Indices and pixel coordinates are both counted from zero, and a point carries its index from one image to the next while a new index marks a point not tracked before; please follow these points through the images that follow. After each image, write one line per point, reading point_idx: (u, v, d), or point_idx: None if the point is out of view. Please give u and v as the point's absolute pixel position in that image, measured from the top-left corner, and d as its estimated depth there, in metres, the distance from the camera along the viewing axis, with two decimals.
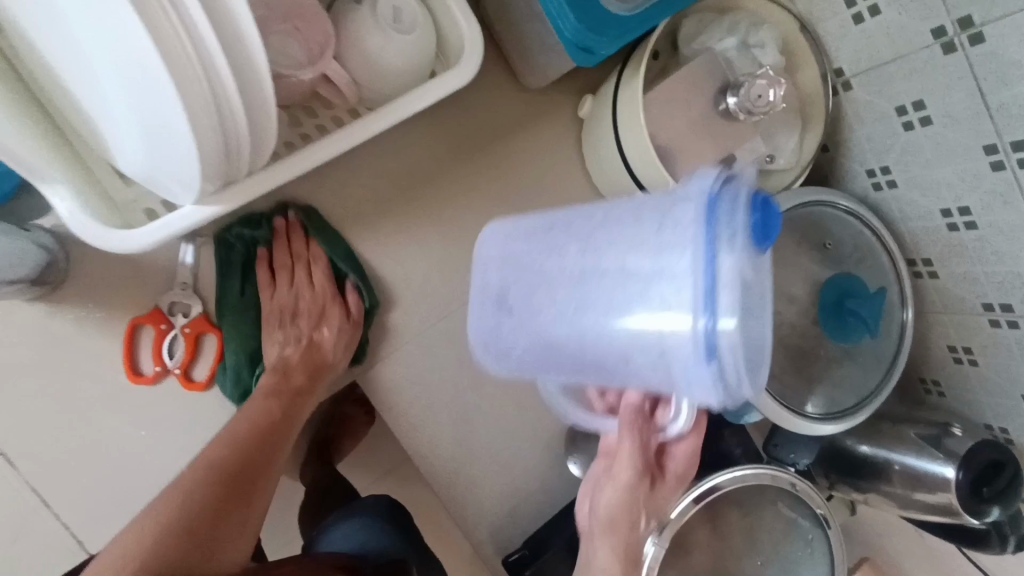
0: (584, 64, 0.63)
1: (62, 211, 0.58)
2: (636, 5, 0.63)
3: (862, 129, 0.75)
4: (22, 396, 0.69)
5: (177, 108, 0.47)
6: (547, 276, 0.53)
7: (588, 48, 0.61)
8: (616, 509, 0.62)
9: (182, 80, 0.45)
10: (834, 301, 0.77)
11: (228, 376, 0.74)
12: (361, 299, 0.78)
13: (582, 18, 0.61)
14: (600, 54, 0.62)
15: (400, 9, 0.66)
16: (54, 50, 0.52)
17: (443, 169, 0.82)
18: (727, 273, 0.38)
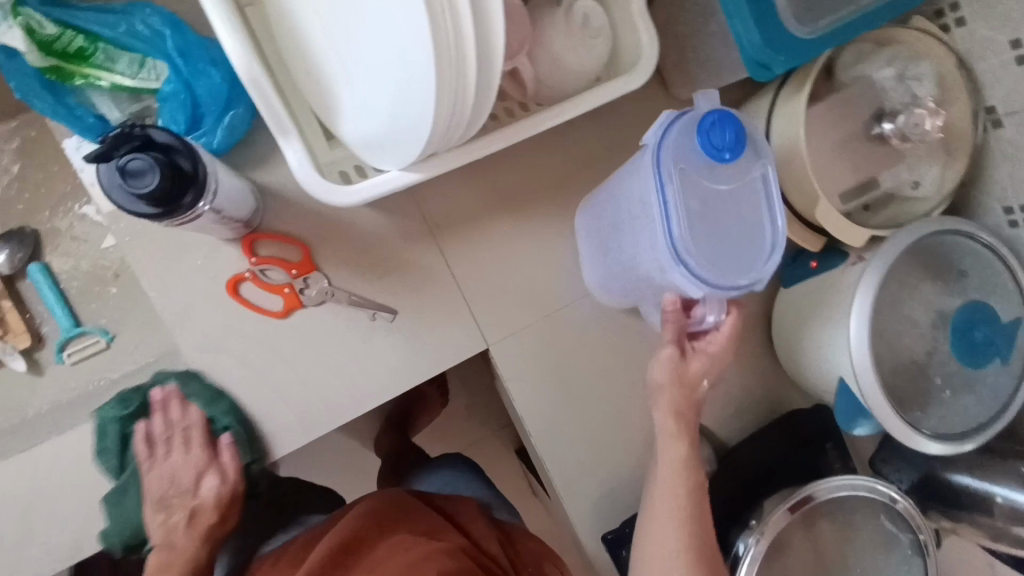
0: (758, 79, 0.68)
1: (291, 161, 0.65)
2: (816, 29, 0.68)
3: (1005, 167, 0.78)
4: (214, 323, 0.79)
5: (432, 87, 0.54)
6: (616, 222, 0.76)
7: (766, 64, 0.66)
8: (682, 460, 0.74)
9: (444, 56, 0.52)
10: (964, 324, 0.79)
11: (112, 539, 0.77)
12: (240, 456, 0.78)
13: (766, 35, 0.66)
14: (775, 71, 0.67)
15: (589, 15, 0.73)
16: (323, 25, 0.60)
17: (589, 165, 0.88)
18: (666, 193, 0.61)
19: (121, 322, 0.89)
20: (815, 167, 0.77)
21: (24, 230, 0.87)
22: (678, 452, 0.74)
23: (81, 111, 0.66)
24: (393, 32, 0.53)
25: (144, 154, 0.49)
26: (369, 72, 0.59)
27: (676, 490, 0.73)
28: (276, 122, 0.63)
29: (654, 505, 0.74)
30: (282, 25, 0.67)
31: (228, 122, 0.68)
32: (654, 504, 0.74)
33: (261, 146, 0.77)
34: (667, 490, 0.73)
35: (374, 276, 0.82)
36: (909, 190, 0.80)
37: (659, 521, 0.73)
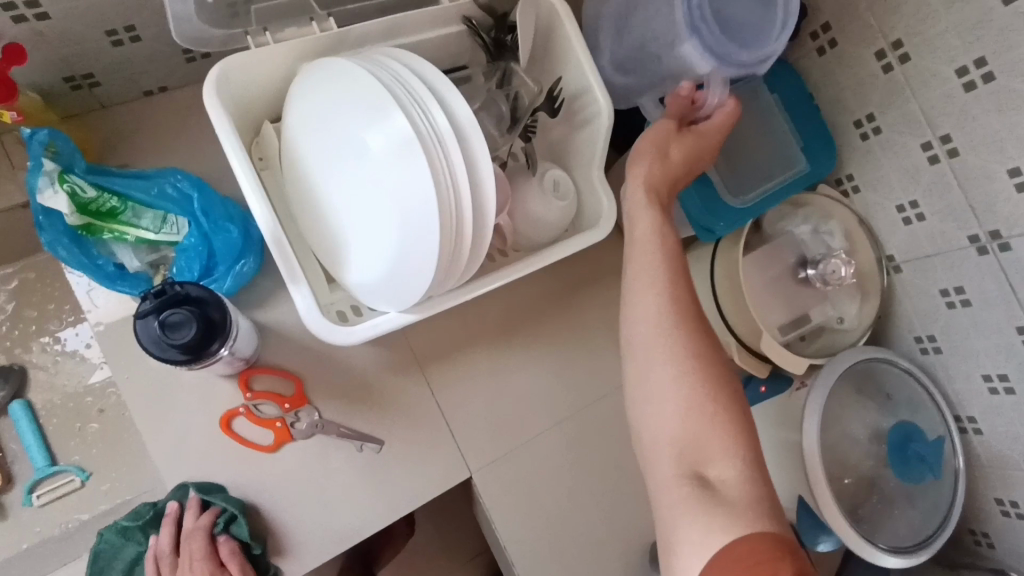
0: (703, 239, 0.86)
1: (301, 306, 0.71)
2: (748, 200, 0.87)
3: (909, 304, 0.93)
4: (207, 457, 0.81)
5: (435, 237, 0.64)
6: None
7: (709, 228, 0.86)
8: (655, 228, 0.71)
9: (443, 210, 0.64)
10: (899, 443, 0.89)
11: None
12: (231, 544, 0.76)
13: (707, 205, 0.86)
14: (717, 233, 0.86)
15: (559, 181, 0.87)
16: (333, 190, 0.70)
17: (563, 302, 0.99)
18: None
19: (100, 459, 0.88)
20: (754, 305, 0.89)
21: (11, 368, 0.87)
22: (650, 226, 0.72)
23: (102, 260, 0.73)
24: (400, 194, 0.64)
25: (183, 309, 0.55)
26: (376, 228, 0.68)
27: (652, 225, 0.71)
28: (290, 271, 0.69)
29: (629, 310, 0.70)
30: (294, 187, 0.76)
31: (239, 271, 0.76)
32: (631, 295, 0.70)
33: (263, 288, 0.84)
34: (647, 275, 0.70)
35: (363, 406, 0.87)
36: (836, 323, 0.94)
37: (633, 315, 0.69)
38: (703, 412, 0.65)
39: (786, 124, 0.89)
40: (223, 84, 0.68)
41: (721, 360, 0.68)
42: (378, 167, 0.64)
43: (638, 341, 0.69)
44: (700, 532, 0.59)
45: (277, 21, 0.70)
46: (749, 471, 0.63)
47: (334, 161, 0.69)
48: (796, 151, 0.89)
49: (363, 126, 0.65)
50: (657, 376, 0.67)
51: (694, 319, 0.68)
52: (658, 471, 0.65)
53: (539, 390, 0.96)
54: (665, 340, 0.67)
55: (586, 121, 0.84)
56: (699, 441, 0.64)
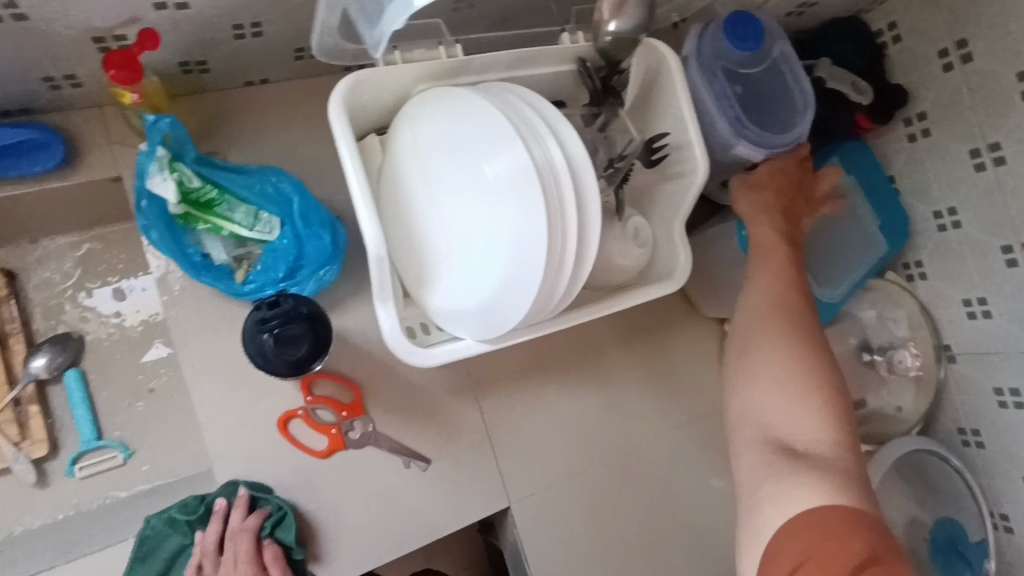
0: None
1: (385, 324, 0.71)
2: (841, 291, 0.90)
3: (959, 396, 0.94)
4: (258, 455, 0.80)
5: (541, 266, 0.64)
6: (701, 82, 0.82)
7: None
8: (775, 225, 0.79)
9: (551, 247, 0.64)
10: (943, 542, 0.92)
11: (137, 563, 0.74)
12: (277, 549, 0.76)
13: None
14: None
15: (639, 229, 0.88)
16: (434, 209, 0.70)
17: (617, 342, 0.99)
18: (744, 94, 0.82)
19: (144, 439, 0.87)
20: None
21: (69, 335, 0.86)
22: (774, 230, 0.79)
23: (191, 249, 0.73)
24: (508, 220, 0.65)
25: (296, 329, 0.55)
26: (474, 250, 0.68)
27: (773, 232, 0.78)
28: (381, 289, 0.70)
29: (749, 301, 0.76)
30: (390, 203, 0.76)
31: (321, 277, 0.76)
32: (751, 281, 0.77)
33: (337, 294, 0.84)
34: (764, 264, 0.77)
35: (414, 424, 0.86)
36: (894, 412, 0.95)
37: (758, 304, 0.74)
38: (802, 391, 0.67)
39: (867, 209, 0.90)
40: (348, 96, 0.68)
41: (829, 359, 0.70)
42: (489, 192, 0.65)
43: (747, 322, 0.74)
44: (786, 488, 0.62)
45: (407, 42, 0.70)
46: (841, 445, 0.65)
47: (441, 183, 0.69)
48: (876, 231, 0.90)
49: (482, 152, 0.65)
50: (767, 354, 0.71)
51: (804, 316, 0.72)
52: (748, 447, 0.68)
53: (586, 428, 0.96)
54: (777, 318, 0.72)
55: (678, 177, 0.85)
56: (796, 417, 0.66)
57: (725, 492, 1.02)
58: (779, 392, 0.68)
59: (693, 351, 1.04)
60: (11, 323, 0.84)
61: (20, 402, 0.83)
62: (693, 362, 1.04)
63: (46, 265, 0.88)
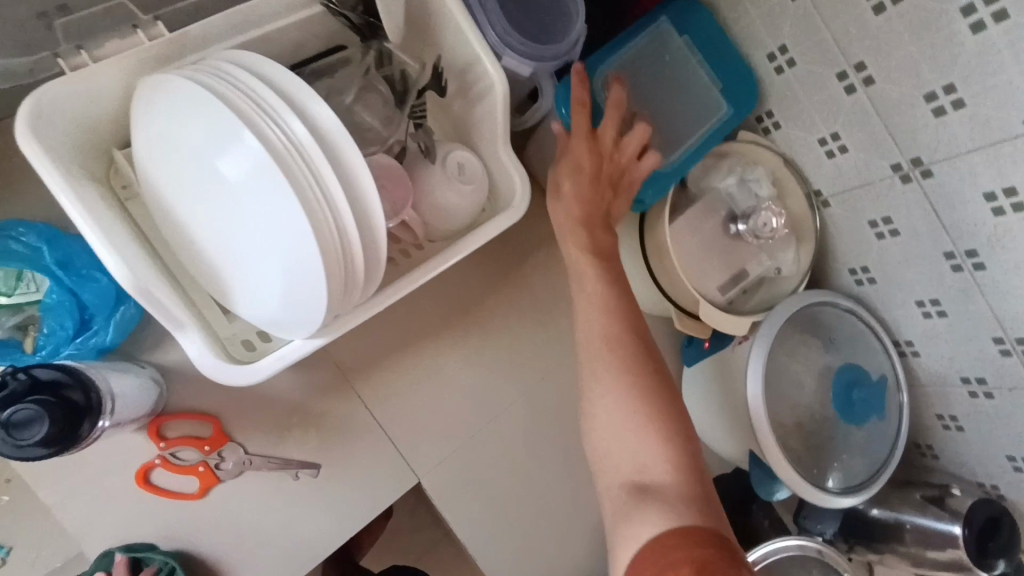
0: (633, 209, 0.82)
1: (193, 353, 0.65)
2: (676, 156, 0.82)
3: (841, 238, 0.91)
4: (133, 516, 0.75)
5: (319, 264, 0.57)
6: None
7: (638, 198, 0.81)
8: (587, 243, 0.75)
9: (322, 238, 0.57)
10: (843, 392, 0.91)
11: None
12: None
13: None
14: (646, 203, 0.82)
15: (463, 164, 0.80)
16: (200, 223, 0.62)
17: (490, 284, 0.93)
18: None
19: (12, 534, 0.80)
20: (689, 265, 0.86)
21: None
22: (586, 248, 0.74)
23: None
24: (269, 221, 0.57)
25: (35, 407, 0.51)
26: (254, 259, 0.61)
27: (598, 283, 0.73)
28: (171, 319, 0.63)
29: (582, 332, 0.72)
30: (163, 221, 0.67)
31: (120, 318, 0.68)
32: (582, 310, 0.73)
33: (157, 328, 0.77)
34: (588, 296, 0.73)
35: (292, 434, 0.82)
36: (774, 274, 0.92)
37: (589, 332, 0.72)
38: (645, 438, 0.64)
39: (705, 73, 0.84)
40: (48, 122, 0.58)
41: (664, 384, 0.69)
42: (240, 194, 0.57)
43: (585, 361, 0.71)
44: (637, 527, 0.59)
45: (90, 37, 0.60)
46: (686, 475, 0.63)
47: (194, 195, 0.60)
48: (716, 95, 0.84)
49: (216, 149, 0.56)
50: (600, 385, 0.68)
51: (634, 343, 0.70)
52: (607, 487, 0.66)
53: (481, 381, 0.92)
54: (608, 349, 0.69)
55: (484, 96, 0.76)
56: (638, 453, 0.64)
57: None
58: (618, 423, 0.66)
59: None
60: None
61: None
62: None
63: None
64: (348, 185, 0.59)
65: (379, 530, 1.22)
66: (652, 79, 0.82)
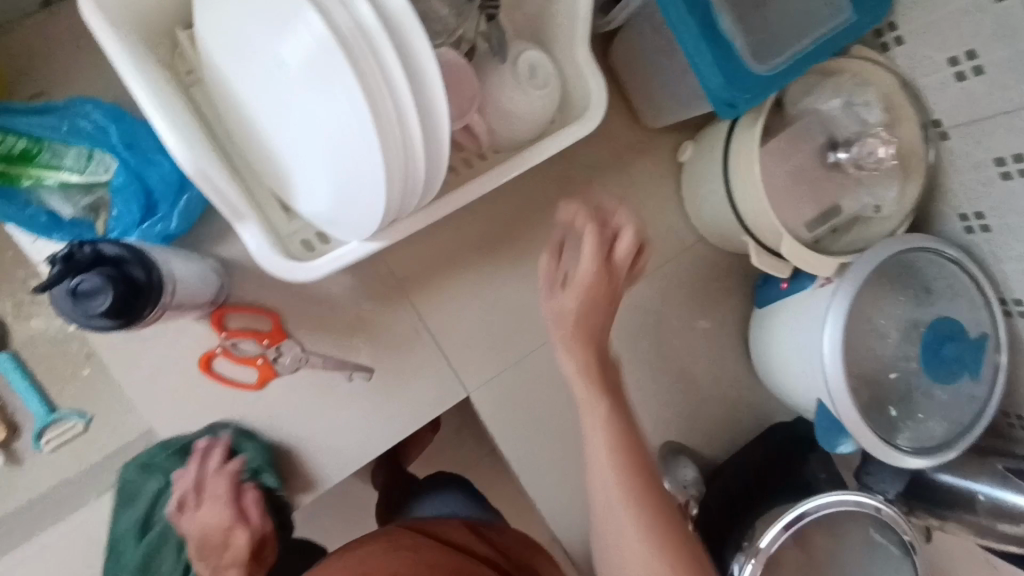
0: (722, 117, 0.70)
1: (251, 246, 0.65)
2: (774, 64, 0.70)
3: (957, 177, 0.80)
4: (195, 399, 0.79)
5: (378, 156, 0.54)
6: None
7: (731, 103, 0.68)
8: (574, 303, 0.68)
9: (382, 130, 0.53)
10: (934, 342, 0.80)
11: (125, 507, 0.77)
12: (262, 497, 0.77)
13: (729, 75, 0.68)
14: (740, 109, 0.69)
15: (536, 66, 0.74)
16: (265, 110, 0.60)
17: (555, 204, 0.90)
18: None
19: (98, 403, 0.87)
20: (775, 194, 0.78)
21: None
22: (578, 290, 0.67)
23: (32, 209, 0.66)
24: (328, 109, 0.54)
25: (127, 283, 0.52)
26: (314, 149, 0.58)
27: (608, 414, 0.68)
28: (231, 209, 0.63)
29: (588, 446, 0.69)
30: (228, 109, 0.66)
31: (183, 206, 0.68)
32: (591, 410, 0.68)
33: (222, 222, 0.77)
34: (586, 367, 0.68)
35: (348, 336, 0.82)
36: (871, 213, 0.83)
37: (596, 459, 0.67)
38: (642, 546, 0.62)
39: None
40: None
41: (655, 481, 0.67)
42: (299, 78, 0.53)
43: (592, 462, 0.68)
44: None
45: None
46: None
47: (255, 79, 0.58)
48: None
49: (276, 28, 0.53)
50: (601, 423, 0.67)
51: (637, 472, 0.66)
52: None
53: (538, 303, 0.90)
54: (610, 458, 0.66)
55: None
56: None
57: (705, 335, 0.96)
58: (636, 537, 0.63)
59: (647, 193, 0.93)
60: None
61: None
62: (649, 207, 0.93)
63: None
64: (412, 74, 0.54)
65: (426, 441, 1.26)
66: None
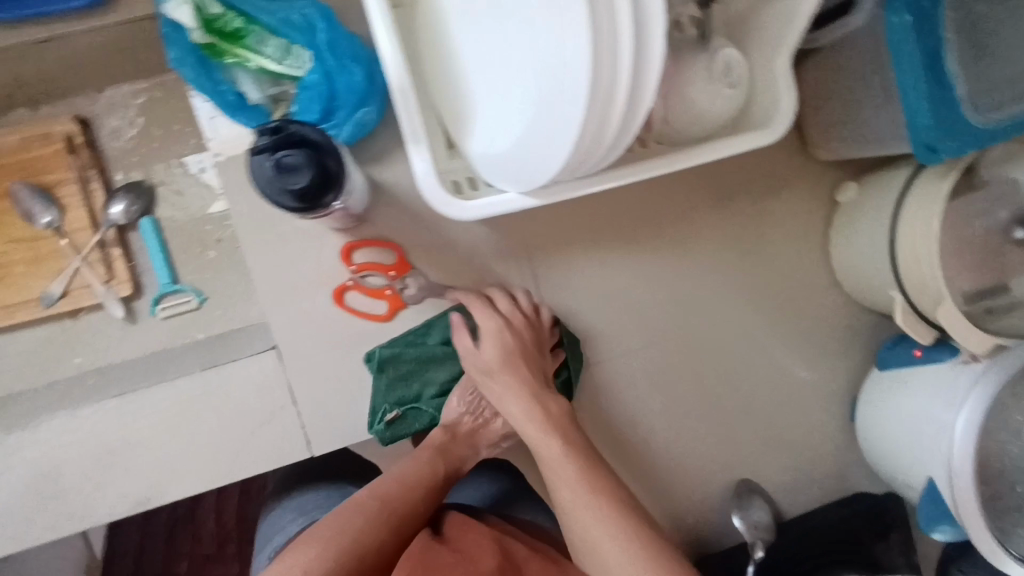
0: (921, 160, 0.66)
1: (418, 169, 0.66)
2: (994, 117, 0.64)
3: None
4: (310, 306, 0.80)
5: (584, 106, 0.51)
6: None
7: (933, 147, 0.64)
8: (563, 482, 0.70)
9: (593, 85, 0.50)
10: None
11: None
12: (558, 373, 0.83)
13: (941, 116, 0.63)
14: (940, 156, 0.65)
15: (732, 63, 0.71)
16: (480, 42, 0.60)
17: (698, 211, 0.88)
18: None
19: (214, 286, 0.91)
20: (948, 254, 0.73)
21: (141, 185, 0.89)
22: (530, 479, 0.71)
23: (225, 87, 0.68)
24: (544, 50, 0.52)
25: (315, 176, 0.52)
26: (517, 89, 0.57)
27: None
28: (412, 129, 0.64)
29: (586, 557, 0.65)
30: (433, 36, 0.67)
31: (359, 119, 0.70)
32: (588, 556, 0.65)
33: (383, 144, 0.79)
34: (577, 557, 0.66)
35: (465, 285, 0.83)
36: None
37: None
38: None
39: None
40: None
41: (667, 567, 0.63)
42: (527, 14, 0.52)
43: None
44: None
45: None
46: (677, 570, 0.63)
47: (478, 9, 0.59)
48: None
49: None
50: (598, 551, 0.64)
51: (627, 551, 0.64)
52: None
53: (653, 303, 0.88)
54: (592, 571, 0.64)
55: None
56: None
57: (811, 383, 0.92)
58: None
59: (792, 223, 0.90)
60: (85, 170, 0.87)
61: (105, 243, 0.88)
62: (789, 237, 0.90)
63: (113, 113, 0.89)
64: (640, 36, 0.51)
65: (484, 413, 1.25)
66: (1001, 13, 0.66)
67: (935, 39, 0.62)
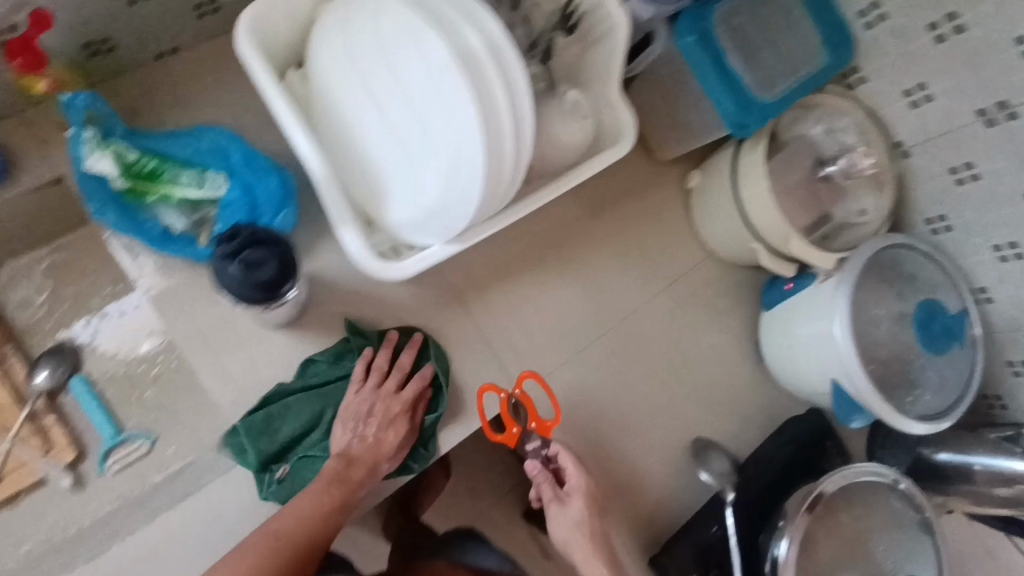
0: (736, 135, 0.85)
1: (350, 247, 0.74)
2: (777, 93, 0.86)
3: (920, 188, 0.97)
4: (273, 403, 0.83)
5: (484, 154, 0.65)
6: None
7: (741, 123, 0.84)
8: None
9: (490, 131, 0.65)
10: (926, 318, 0.93)
11: None
12: None
13: (739, 100, 0.84)
14: (749, 129, 0.84)
15: (577, 101, 0.86)
16: (374, 128, 0.72)
17: (586, 224, 1.02)
18: None
19: (161, 425, 0.87)
20: (779, 201, 0.93)
21: (60, 346, 0.86)
22: None
23: (150, 223, 0.76)
24: (442, 118, 0.66)
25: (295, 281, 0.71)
26: (424, 153, 0.70)
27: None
28: (338, 212, 0.73)
29: None
30: (325, 132, 0.77)
31: (279, 222, 0.78)
32: None
33: (306, 237, 0.87)
34: None
35: (409, 343, 0.90)
36: (855, 218, 0.98)
37: None
38: None
39: (808, 28, 0.89)
40: (254, 35, 0.72)
41: None
42: (423, 94, 0.66)
43: None
44: None
45: None
46: None
47: (367, 103, 0.71)
48: (816, 46, 0.89)
49: (401, 53, 0.66)
50: None
51: None
52: None
53: (573, 311, 0.99)
54: None
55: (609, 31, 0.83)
56: None
57: (722, 339, 1.07)
58: None
59: (663, 214, 1.07)
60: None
61: (35, 415, 0.84)
62: (666, 225, 1.07)
63: (13, 286, 0.87)
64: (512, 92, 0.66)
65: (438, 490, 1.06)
66: (760, 20, 0.88)
67: (713, 47, 0.83)
